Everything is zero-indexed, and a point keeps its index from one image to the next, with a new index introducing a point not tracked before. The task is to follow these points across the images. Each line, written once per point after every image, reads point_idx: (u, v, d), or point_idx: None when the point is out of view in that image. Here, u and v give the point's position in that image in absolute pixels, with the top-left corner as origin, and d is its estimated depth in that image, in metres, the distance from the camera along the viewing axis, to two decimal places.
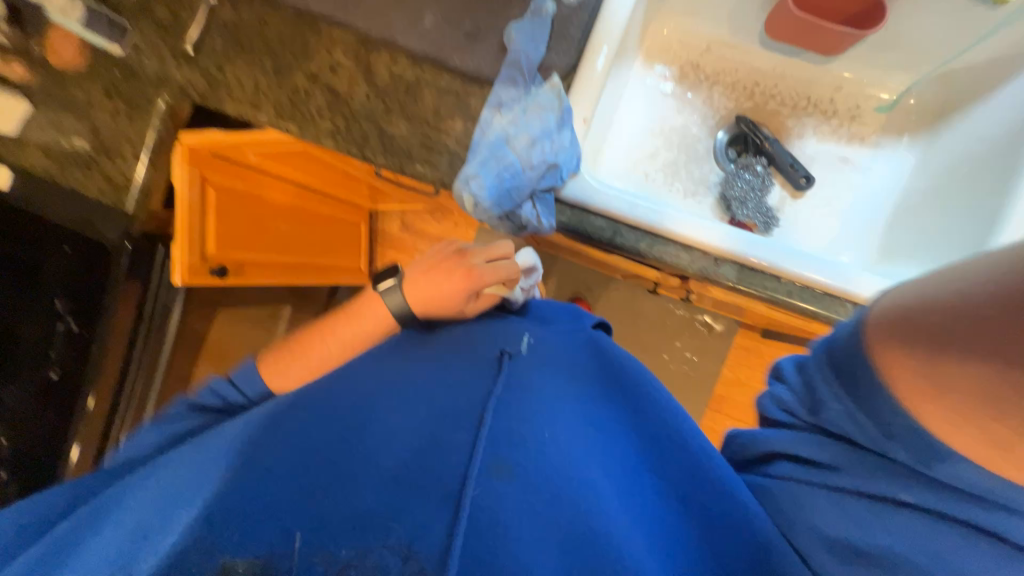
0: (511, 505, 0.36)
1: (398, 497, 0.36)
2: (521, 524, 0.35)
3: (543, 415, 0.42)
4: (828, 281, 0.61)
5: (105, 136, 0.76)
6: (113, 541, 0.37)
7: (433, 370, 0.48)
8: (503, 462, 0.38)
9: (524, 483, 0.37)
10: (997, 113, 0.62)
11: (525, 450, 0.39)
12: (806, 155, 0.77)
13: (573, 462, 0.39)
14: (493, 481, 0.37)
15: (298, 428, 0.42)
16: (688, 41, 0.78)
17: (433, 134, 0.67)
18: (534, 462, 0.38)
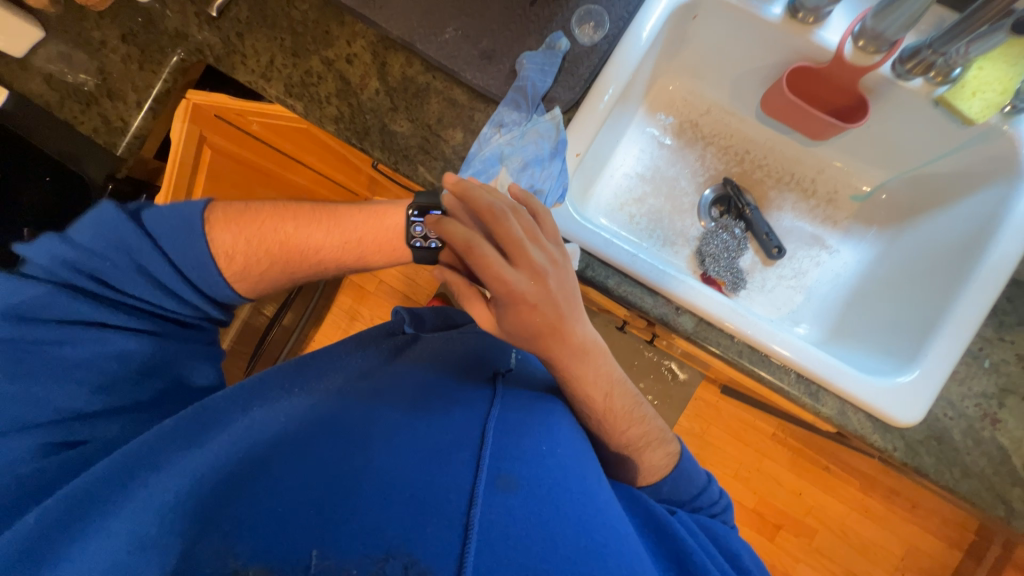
0: (522, 516, 0.41)
1: (415, 500, 0.40)
2: (532, 538, 0.40)
3: (542, 445, 0.48)
4: (787, 354, 0.62)
5: (113, 79, 0.77)
6: (103, 549, 0.40)
7: (423, 384, 0.52)
8: (509, 478, 0.43)
9: (529, 498, 0.42)
10: (953, 224, 0.67)
11: (530, 466, 0.45)
12: (782, 227, 0.81)
13: (570, 485, 0.45)
14: (500, 494, 0.42)
15: (311, 431, 0.46)
16: (691, 100, 0.82)
17: (432, 140, 0.69)
18: (539, 484, 0.44)
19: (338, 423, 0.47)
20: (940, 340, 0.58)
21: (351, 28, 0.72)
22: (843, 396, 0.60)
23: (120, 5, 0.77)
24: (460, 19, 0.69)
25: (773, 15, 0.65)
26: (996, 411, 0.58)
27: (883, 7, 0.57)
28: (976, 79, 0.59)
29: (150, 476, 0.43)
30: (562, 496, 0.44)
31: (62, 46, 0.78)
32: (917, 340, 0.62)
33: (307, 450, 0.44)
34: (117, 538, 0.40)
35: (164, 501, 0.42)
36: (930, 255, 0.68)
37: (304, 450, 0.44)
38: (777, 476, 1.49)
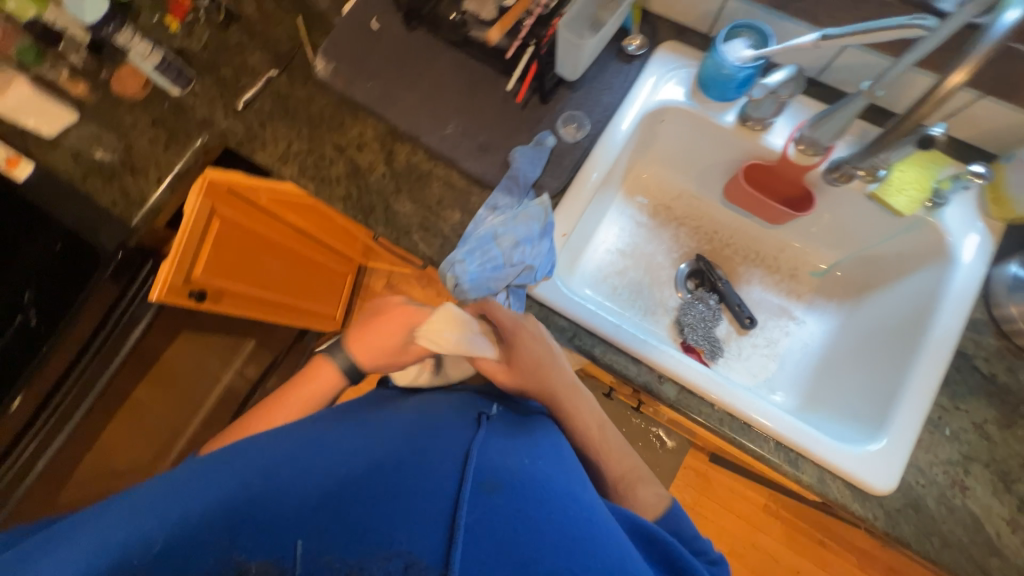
0: (508, 518, 0.41)
1: (399, 504, 0.41)
2: (519, 537, 0.40)
3: (525, 454, 0.48)
4: (759, 418, 0.65)
5: (138, 158, 0.84)
6: (66, 559, 0.40)
7: (406, 413, 0.52)
8: (493, 482, 0.43)
9: (515, 499, 0.42)
10: (901, 299, 0.74)
11: (513, 469, 0.45)
12: (752, 299, 0.88)
13: (553, 488, 0.45)
14: (484, 496, 0.42)
15: (294, 448, 0.46)
16: (663, 187, 0.93)
17: (432, 218, 0.76)
18: (527, 487, 0.44)
19: (320, 445, 0.46)
20: (900, 408, 0.63)
21: (363, 121, 0.82)
22: (821, 464, 0.63)
23: (154, 94, 0.86)
24: (460, 118, 0.79)
25: (727, 122, 0.76)
26: (964, 478, 0.61)
27: (819, 118, 0.68)
28: (899, 179, 0.69)
29: (131, 493, 0.45)
30: (549, 498, 0.44)
31: (95, 127, 0.86)
32: (881, 409, 0.66)
33: (287, 468, 0.44)
34: (83, 547, 0.40)
35: (134, 514, 0.42)
36: (884, 327, 0.75)
37: (286, 467, 0.44)
38: (773, 552, 1.43)
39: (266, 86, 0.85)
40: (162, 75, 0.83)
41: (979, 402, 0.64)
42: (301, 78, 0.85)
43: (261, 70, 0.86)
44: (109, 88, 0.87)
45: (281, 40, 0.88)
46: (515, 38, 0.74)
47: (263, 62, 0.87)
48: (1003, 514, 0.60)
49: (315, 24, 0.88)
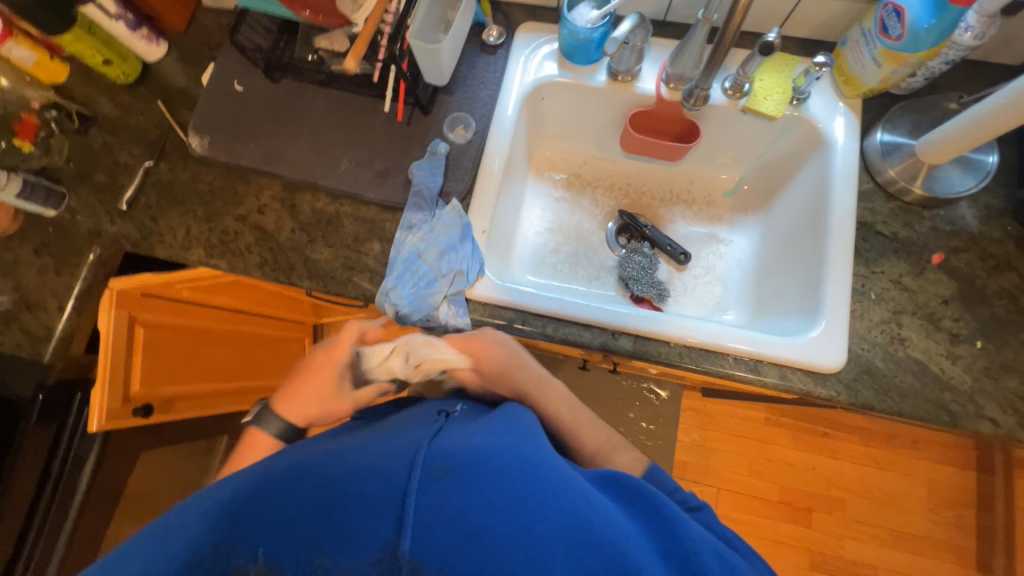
0: (458, 503, 0.40)
1: (351, 509, 0.41)
2: (472, 516, 0.40)
3: (478, 435, 0.47)
4: (713, 339, 0.68)
5: (31, 292, 0.78)
6: None
7: (362, 433, 0.52)
8: (443, 465, 0.42)
9: (465, 480, 0.41)
10: (800, 192, 0.80)
11: (462, 452, 0.44)
12: (680, 235, 0.92)
13: (507, 455, 0.44)
14: (434, 482, 0.41)
15: (249, 484, 0.46)
16: (568, 158, 0.96)
17: (355, 256, 0.75)
18: (476, 465, 0.42)
19: (274, 474, 0.46)
20: (826, 289, 0.68)
21: (256, 183, 0.80)
22: (779, 363, 0.66)
23: (28, 222, 0.81)
24: (351, 152, 0.79)
25: (600, 81, 0.79)
26: (899, 331, 0.66)
27: (674, 57, 0.73)
28: (764, 87, 0.74)
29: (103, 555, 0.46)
30: (501, 469, 0.43)
31: None
32: (812, 294, 0.71)
33: (243, 504, 0.44)
34: None
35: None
36: (795, 222, 0.80)
37: (244, 509, 0.44)
38: (788, 459, 1.50)
39: (146, 179, 0.81)
40: (28, 201, 0.77)
41: (892, 261, 0.69)
42: (180, 160, 0.82)
43: (137, 165, 0.83)
44: None
45: (148, 129, 0.85)
46: (377, 61, 0.74)
47: (136, 157, 0.83)
48: (941, 351, 0.65)
49: (178, 103, 0.85)
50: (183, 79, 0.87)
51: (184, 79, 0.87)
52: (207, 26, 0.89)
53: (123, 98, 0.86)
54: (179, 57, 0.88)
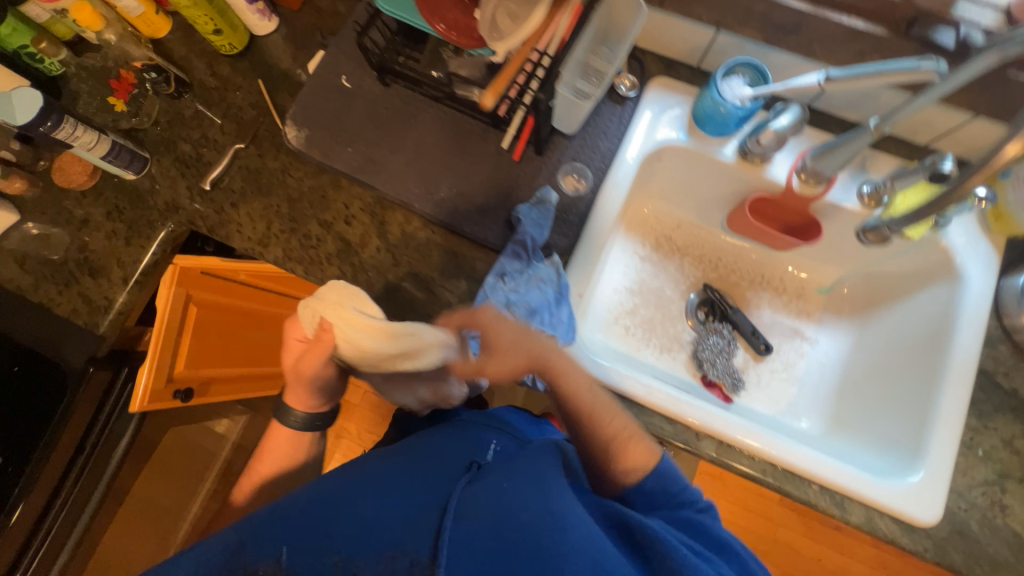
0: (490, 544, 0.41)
1: (379, 531, 0.44)
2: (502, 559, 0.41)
3: (506, 479, 0.47)
4: (807, 465, 0.63)
5: (96, 257, 0.75)
6: None
7: (398, 458, 0.54)
8: (466, 508, 0.44)
9: (485, 524, 0.43)
10: (911, 315, 0.75)
11: (490, 496, 0.45)
12: (764, 323, 0.88)
13: (532, 503, 0.44)
14: (460, 522, 0.43)
15: (299, 497, 0.51)
16: (663, 218, 0.91)
17: (438, 291, 0.71)
18: (499, 511, 0.43)
19: (318, 490, 0.51)
20: (936, 437, 0.63)
21: (347, 190, 0.76)
22: (870, 504, 0.62)
23: (104, 181, 0.77)
24: (453, 178, 0.74)
25: (728, 157, 0.74)
26: (1001, 496, 0.62)
27: (822, 152, 0.67)
28: (904, 205, 0.69)
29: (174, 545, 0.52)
30: (522, 517, 0.43)
31: (41, 226, 0.77)
32: (915, 435, 0.67)
33: (288, 514, 0.49)
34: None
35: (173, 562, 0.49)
36: (899, 346, 0.75)
37: (293, 512, 0.49)
38: (794, 544, 1.47)
39: (233, 161, 0.77)
40: (111, 163, 0.73)
41: (1005, 419, 0.65)
42: (271, 149, 0.78)
43: (224, 143, 0.79)
44: (52, 179, 0.77)
45: (242, 107, 0.80)
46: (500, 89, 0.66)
47: (225, 134, 0.79)
48: None
49: (279, 86, 0.81)
50: (288, 60, 0.83)
51: (289, 61, 0.83)
52: (321, 7, 0.84)
53: (222, 69, 0.82)
54: (286, 36, 0.84)
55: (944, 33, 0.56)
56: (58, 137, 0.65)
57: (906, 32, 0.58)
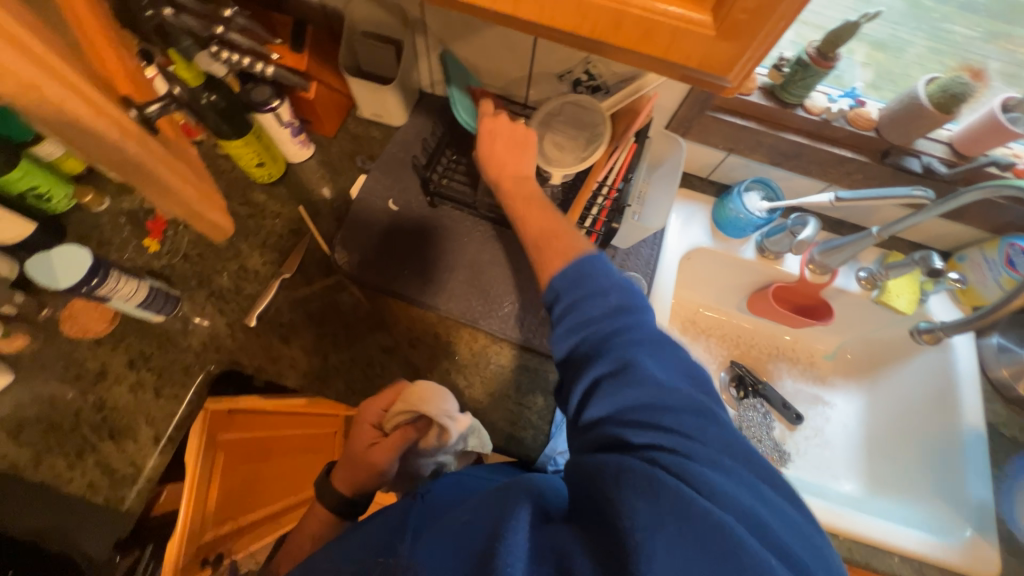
0: (443, 542, 0.39)
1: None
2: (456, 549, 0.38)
3: (471, 504, 0.42)
4: (876, 534, 0.70)
5: (118, 417, 0.66)
6: None
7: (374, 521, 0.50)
8: (435, 537, 0.40)
9: (453, 545, 0.38)
10: (913, 376, 0.87)
11: (449, 515, 0.44)
12: (788, 392, 0.96)
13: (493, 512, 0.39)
14: (430, 552, 0.39)
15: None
16: (684, 304, 0.99)
17: (516, 409, 0.71)
18: (466, 529, 0.39)
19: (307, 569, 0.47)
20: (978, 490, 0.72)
21: (407, 312, 0.75)
22: (942, 566, 0.68)
23: (123, 326, 0.70)
24: (514, 293, 0.76)
25: (749, 255, 0.85)
26: None
27: (828, 249, 0.79)
28: (896, 286, 0.82)
29: None
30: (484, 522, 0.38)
31: (42, 386, 0.67)
32: (954, 488, 0.76)
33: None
34: None
35: None
36: (912, 405, 0.86)
37: None
38: None
39: (279, 293, 0.74)
40: (144, 309, 0.67)
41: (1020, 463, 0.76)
42: (318, 277, 0.76)
43: (266, 274, 0.76)
44: (57, 329, 0.69)
45: (282, 235, 0.79)
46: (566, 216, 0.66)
47: (266, 264, 0.77)
48: None
49: (320, 212, 0.81)
50: (325, 185, 0.83)
51: (327, 186, 0.83)
52: (355, 133, 0.87)
53: (257, 196, 0.81)
54: (321, 161, 0.85)
55: (910, 160, 0.72)
56: (99, 292, 0.61)
57: (880, 159, 0.73)
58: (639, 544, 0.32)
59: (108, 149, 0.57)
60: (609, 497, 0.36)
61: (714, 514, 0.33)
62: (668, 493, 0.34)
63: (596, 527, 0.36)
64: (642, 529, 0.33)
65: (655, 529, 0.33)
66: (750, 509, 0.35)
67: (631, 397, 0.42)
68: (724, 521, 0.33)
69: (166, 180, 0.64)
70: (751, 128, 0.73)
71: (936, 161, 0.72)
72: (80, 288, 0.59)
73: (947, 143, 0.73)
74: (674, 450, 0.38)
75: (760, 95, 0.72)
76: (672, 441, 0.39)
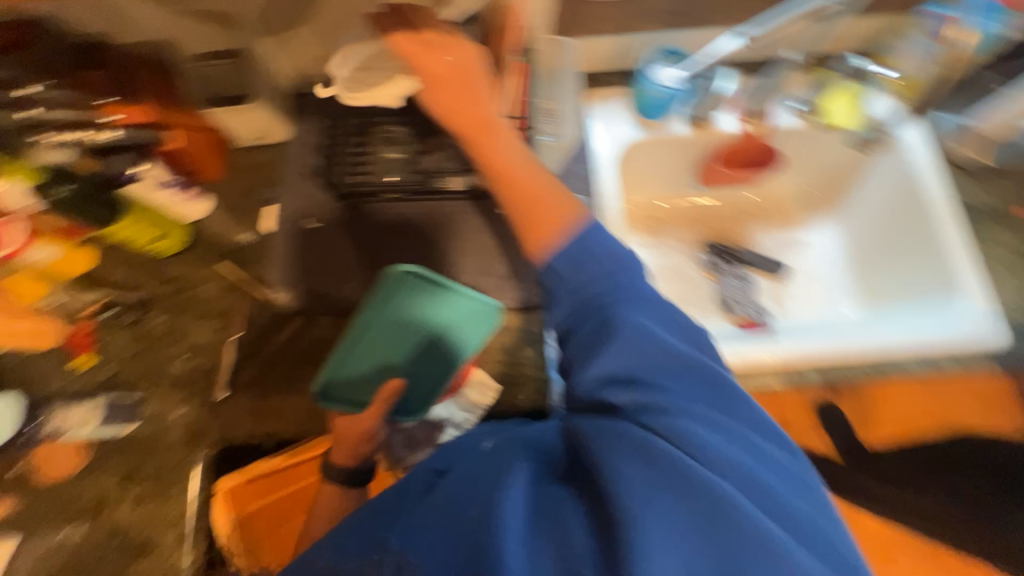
0: (437, 516, 0.42)
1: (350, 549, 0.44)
2: (452, 532, 0.40)
3: (462, 477, 0.44)
4: (880, 348, 0.71)
5: (136, 532, 0.65)
6: None
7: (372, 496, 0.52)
8: (429, 505, 0.44)
9: (445, 509, 0.42)
10: (882, 186, 0.84)
11: (434, 492, 0.45)
12: (769, 248, 0.94)
13: (480, 485, 0.42)
14: (423, 518, 0.42)
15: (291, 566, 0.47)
16: (642, 205, 0.96)
17: (511, 370, 0.69)
18: (455, 501, 0.42)
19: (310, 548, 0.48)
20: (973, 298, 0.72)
21: None
22: (955, 352, 0.70)
23: (101, 448, 0.68)
24: (467, 262, 0.73)
25: (683, 131, 0.81)
26: None
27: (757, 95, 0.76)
28: (835, 105, 0.79)
29: None
30: (473, 491, 0.42)
31: (49, 536, 0.65)
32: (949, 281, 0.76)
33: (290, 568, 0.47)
34: None
35: None
36: (887, 214, 0.85)
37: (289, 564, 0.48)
38: None
39: (238, 354, 0.71)
40: (109, 425, 0.64)
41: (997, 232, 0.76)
42: (270, 323, 0.72)
43: (218, 342, 0.73)
44: (34, 480, 0.66)
45: (217, 297, 0.74)
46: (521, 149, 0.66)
47: (214, 332, 0.73)
48: None
49: (245, 259, 0.76)
50: (238, 230, 0.77)
51: (240, 230, 0.77)
52: (245, 164, 0.80)
53: (173, 269, 0.76)
54: (223, 207, 0.79)
55: None
56: None
57: None
58: (627, 501, 0.37)
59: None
60: (599, 460, 0.40)
61: (702, 480, 0.37)
62: (657, 456, 0.38)
63: (591, 482, 0.41)
64: (632, 488, 0.37)
65: (640, 484, 0.37)
66: (743, 466, 0.39)
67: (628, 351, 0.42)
68: (712, 482, 0.37)
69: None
70: None
71: None
72: None
73: None
74: (666, 416, 0.40)
75: None
76: (662, 406, 0.41)
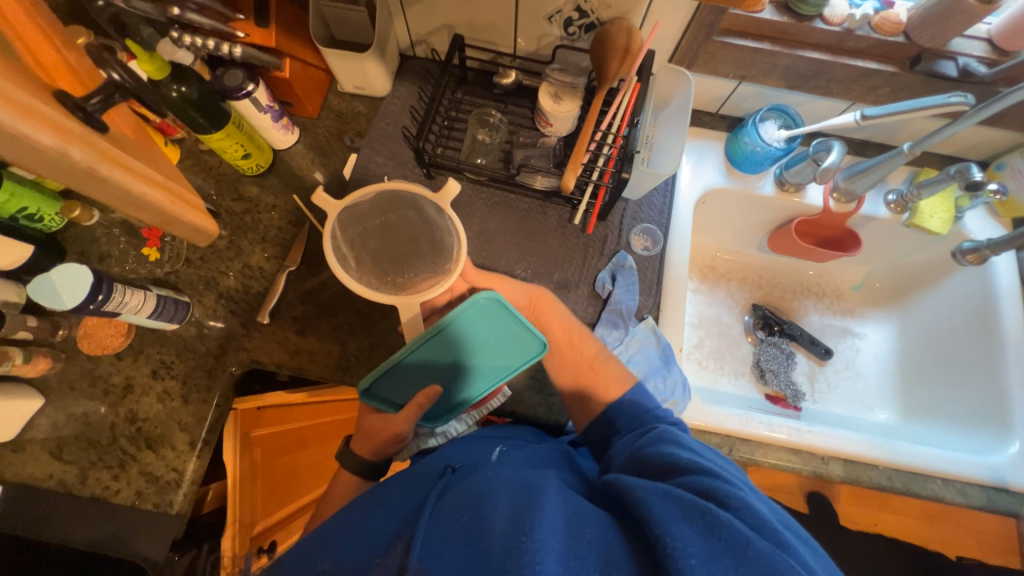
0: (456, 519, 0.39)
1: (360, 538, 0.43)
2: (472, 539, 0.36)
3: (485, 484, 0.42)
4: (912, 462, 0.69)
5: (152, 425, 0.67)
6: None
7: (387, 486, 0.52)
8: (450, 504, 0.41)
9: (466, 510, 0.39)
10: (950, 299, 0.83)
11: (455, 493, 0.43)
12: (815, 328, 0.93)
13: (505, 490, 0.40)
14: (444, 516, 0.40)
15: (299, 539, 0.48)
16: (701, 250, 0.96)
17: (542, 376, 0.70)
18: (476, 505, 0.39)
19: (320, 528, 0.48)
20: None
21: None
22: (987, 485, 0.68)
23: (140, 338, 0.70)
24: (525, 261, 0.74)
25: (768, 191, 0.80)
26: None
27: (854, 175, 0.75)
28: (928, 206, 0.77)
29: None
30: (499, 497, 0.39)
31: (74, 405, 0.67)
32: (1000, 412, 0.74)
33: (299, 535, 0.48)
34: None
35: None
36: (947, 328, 0.83)
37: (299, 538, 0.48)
38: None
39: (289, 287, 0.72)
40: (156, 319, 0.67)
41: None
42: (324, 265, 0.74)
43: (272, 270, 0.74)
44: (76, 349, 0.69)
45: (281, 227, 0.77)
46: (591, 180, 0.68)
47: (270, 259, 0.75)
48: None
49: (316, 199, 0.78)
50: (316, 170, 0.80)
51: (319, 171, 0.80)
52: (339, 110, 0.82)
53: (248, 189, 0.78)
54: (309, 145, 0.81)
55: (944, 64, 0.65)
56: (108, 308, 0.60)
57: (911, 67, 0.66)
58: (687, 567, 0.31)
59: (58, 163, 0.50)
60: (653, 517, 0.35)
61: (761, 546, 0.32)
62: (719, 519, 0.33)
63: (639, 546, 0.35)
64: (695, 554, 0.32)
65: (702, 556, 0.32)
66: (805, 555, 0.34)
67: (681, 443, 0.45)
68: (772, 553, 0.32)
69: (136, 188, 0.59)
70: (764, 50, 0.67)
71: (974, 62, 0.66)
72: (88, 306, 0.58)
73: (986, 40, 0.67)
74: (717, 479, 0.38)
75: (774, 11, 0.65)
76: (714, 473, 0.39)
